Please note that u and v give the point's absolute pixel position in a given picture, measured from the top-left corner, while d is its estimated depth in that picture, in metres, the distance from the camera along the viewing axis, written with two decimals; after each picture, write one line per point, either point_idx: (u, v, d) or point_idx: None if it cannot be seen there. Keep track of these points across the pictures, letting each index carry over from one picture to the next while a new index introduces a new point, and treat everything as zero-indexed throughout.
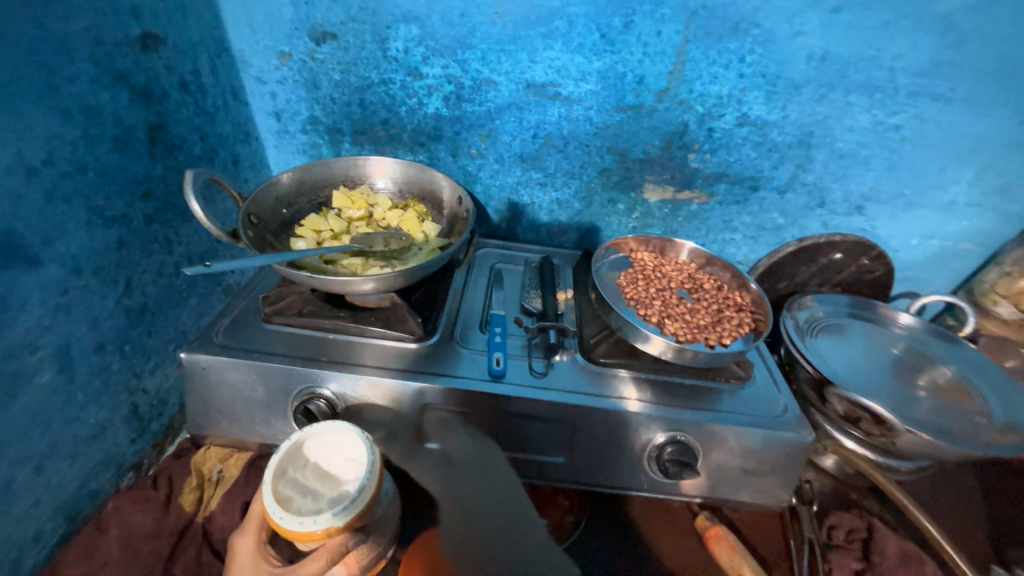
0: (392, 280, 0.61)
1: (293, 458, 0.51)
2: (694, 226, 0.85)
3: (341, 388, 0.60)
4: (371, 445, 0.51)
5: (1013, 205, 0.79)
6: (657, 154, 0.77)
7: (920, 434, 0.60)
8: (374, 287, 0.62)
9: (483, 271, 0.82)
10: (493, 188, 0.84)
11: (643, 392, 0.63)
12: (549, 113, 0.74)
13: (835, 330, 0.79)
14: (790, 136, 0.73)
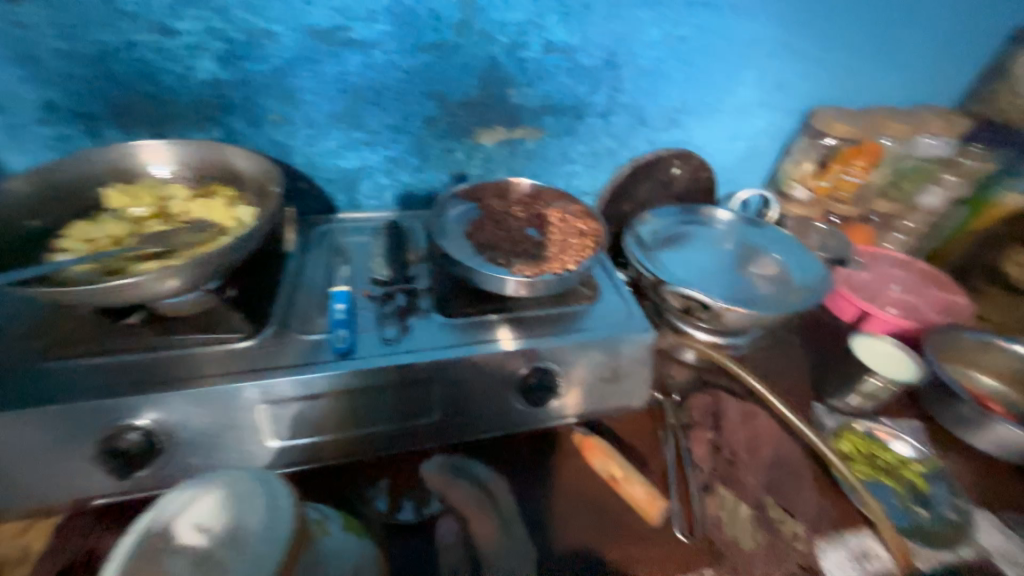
0: (193, 272, 0.52)
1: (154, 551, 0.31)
2: (536, 163, 0.86)
3: (156, 414, 0.51)
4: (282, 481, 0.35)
5: (792, 100, 0.90)
6: (478, 94, 0.75)
7: (737, 310, 0.68)
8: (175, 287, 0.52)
9: (325, 250, 0.76)
10: (315, 157, 0.76)
11: (501, 331, 0.64)
12: (349, 62, 0.67)
13: (675, 239, 0.86)
14: (597, 59, 0.75)
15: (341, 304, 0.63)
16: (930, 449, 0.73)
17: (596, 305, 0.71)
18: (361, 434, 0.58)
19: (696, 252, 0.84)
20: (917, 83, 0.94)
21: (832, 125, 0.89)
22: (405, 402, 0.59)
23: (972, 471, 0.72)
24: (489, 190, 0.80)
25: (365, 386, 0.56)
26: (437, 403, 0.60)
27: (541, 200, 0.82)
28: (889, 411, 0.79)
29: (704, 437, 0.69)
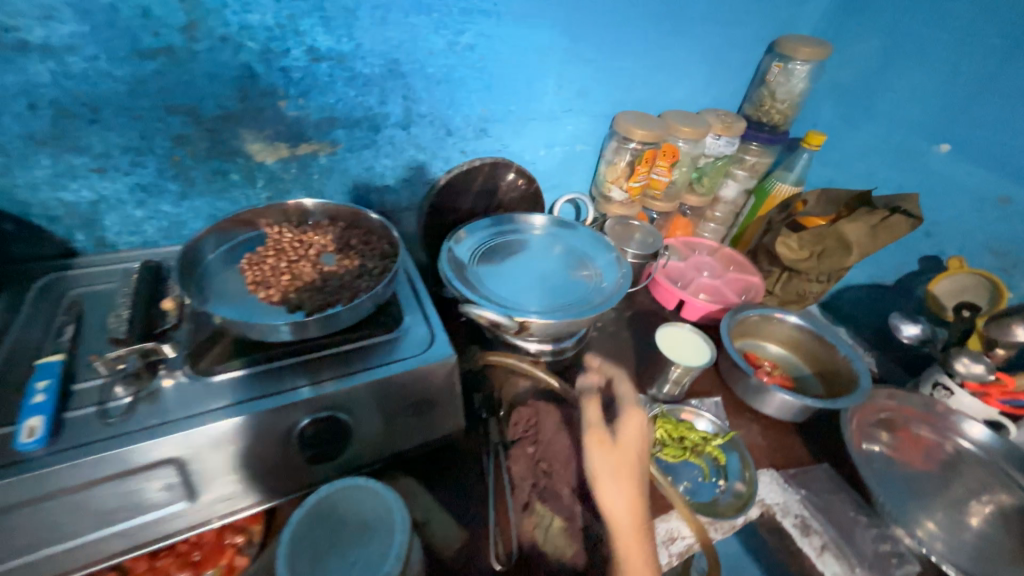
0: None
1: (319, 519, 0.44)
2: (336, 180, 0.78)
3: None
4: (362, 480, 0.46)
5: (596, 106, 0.94)
6: (240, 107, 0.65)
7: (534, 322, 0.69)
8: None
9: (50, 305, 0.60)
10: (19, 190, 0.60)
11: (269, 385, 0.55)
12: (34, 71, 0.54)
13: (495, 251, 0.85)
14: (377, 67, 0.70)
15: (43, 381, 0.49)
16: (728, 423, 0.81)
17: (396, 332, 0.65)
18: (81, 546, 0.47)
19: (516, 262, 0.84)
20: (703, 90, 1.04)
21: (630, 129, 0.92)
22: (137, 495, 0.48)
23: (761, 436, 0.80)
24: (276, 213, 0.71)
25: (66, 489, 0.45)
26: (187, 486, 0.50)
27: (341, 220, 0.74)
28: (697, 392, 0.86)
29: (522, 455, 0.66)
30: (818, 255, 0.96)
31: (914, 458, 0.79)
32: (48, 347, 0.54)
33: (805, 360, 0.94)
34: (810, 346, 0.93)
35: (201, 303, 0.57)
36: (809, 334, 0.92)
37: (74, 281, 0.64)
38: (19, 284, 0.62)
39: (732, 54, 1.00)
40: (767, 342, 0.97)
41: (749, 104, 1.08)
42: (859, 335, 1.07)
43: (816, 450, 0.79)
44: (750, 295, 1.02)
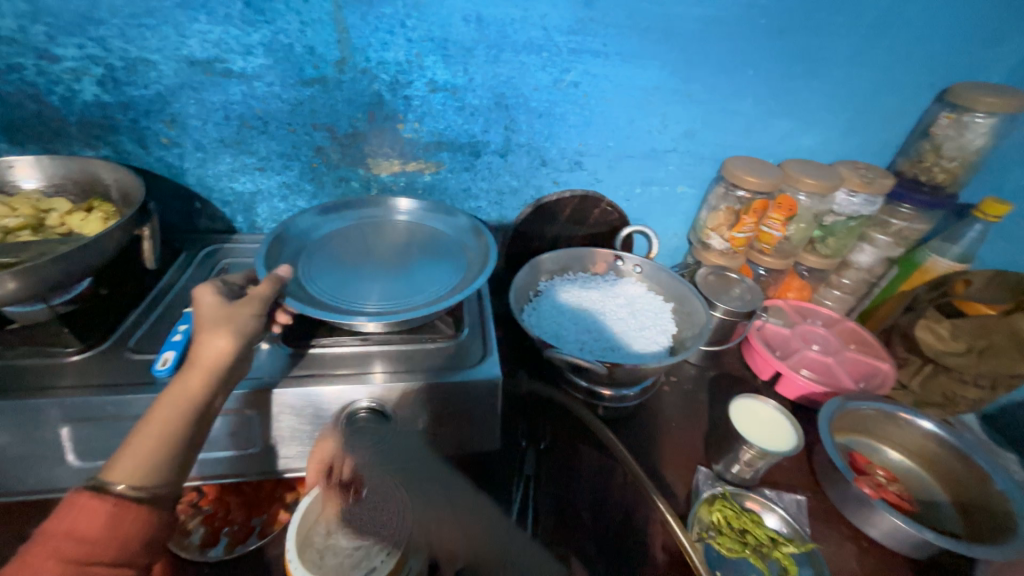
0: (42, 270, 0.53)
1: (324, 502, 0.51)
2: (435, 197, 0.86)
3: None
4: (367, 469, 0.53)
5: (703, 148, 0.89)
6: (367, 128, 0.77)
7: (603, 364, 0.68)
8: (24, 289, 0.54)
9: (207, 270, 0.77)
10: (208, 179, 0.79)
11: (333, 366, 0.62)
12: (231, 92, 0.71)
13: (326, 247, 0.72)
14: (485, 99, 0.77)
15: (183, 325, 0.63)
16: (808, 530, 0.67)
17: (451, 341, 0.67)
18: None
19: (330, 245, 0.72)
20: (842, 141, 0.91)
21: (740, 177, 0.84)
22: (218, 432, 0.58)
23: (855, 561, 0.64)
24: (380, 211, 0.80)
25: None
26: (256, 435, 0.59)
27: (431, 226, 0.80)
28: (774, 482, 0.73)
29: (551, 496, 0.66)
30: (980, 352, 0.76)
31: None
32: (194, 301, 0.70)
33: (940, 483, 0.74)
34: (949, 464, 0.73)
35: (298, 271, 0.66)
36: (949, 449, 0.73)
37: (227, 253, 0.81)
38: (194, 250, 0.81)
39: (885, 101, 0.87)
40: (886, 445, 0.78)
41: (903, 158, 0.92)
42: None
43: None
44: (874, 385, 0.83)
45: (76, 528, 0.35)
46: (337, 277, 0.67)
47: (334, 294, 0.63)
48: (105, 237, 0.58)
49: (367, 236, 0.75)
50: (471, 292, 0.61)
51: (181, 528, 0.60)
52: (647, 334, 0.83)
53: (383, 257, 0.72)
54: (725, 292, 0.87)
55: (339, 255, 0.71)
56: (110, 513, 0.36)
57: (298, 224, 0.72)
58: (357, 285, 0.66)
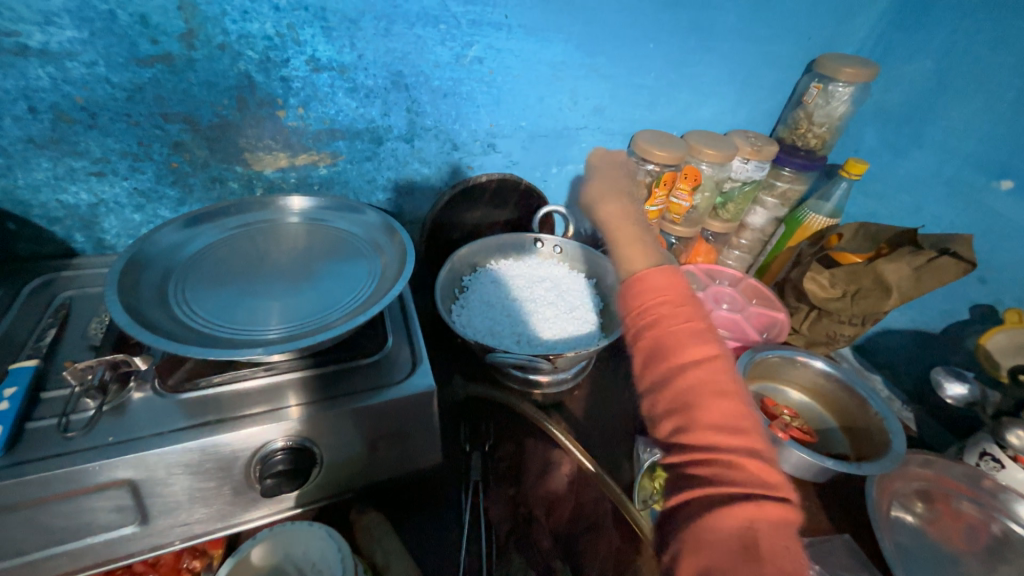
0: None
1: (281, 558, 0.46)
2: (336, 192, 0.76)
3: None
4: (337, 538, 0.46)
5: (613, 124, 0.89)
6: (238, 117, 0.65)
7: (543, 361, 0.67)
8: None
9: (38, 308, 0.61)
10: (20, 192, 0.61)
11: (233, 407, 0.52)
12: (33, 76, 0.54)
13: (202, 262, 0.60)
14: (380, 79, 0.68)
15: (10, 389, 0.49)
16: None
17: (375, 356, 0.60)
18: (30, 562, 0.46)
19: (210, 258, 0.60)
20: (733, 112, 0.97)
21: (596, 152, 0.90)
22: (87, 515, 0.46)
23: None
24: (266, 210, 0.68)
25: (10, 506, 0.43)
26: (140, 508, 0.48)
27: (326, 217, 0.70)
28: None
29: (501, 496, 0.64)
30: (852, 295, 0.86)
31: (949, 535, 0.70)
32: (22, 352, 0.54)
33: (831, 412, 0.85)
34: (837, 396, 0.84)
35: (164, 296, 0.54)
36: (837, 383, 0.83)
37: (67, 283, 0.64)
38: (15, 284, 0.62)
39: (768, 72, 0.93)
40: (790, 387, 0.88)
41: (783, 126, 1.01)
42: (897, 385, 0.96)
43: (834, 517, 0.71)
44: (774, 334, 0.93)
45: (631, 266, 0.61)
46: (224, 297, 0.56)
47: (219, 320, 0.53)
48: None
49: (257, 241, 0.64)
50: (390, 299, 0.54)
51: None
52: (579, 316, 0.83)
53: (278, 267, 0.62)
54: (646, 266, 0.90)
55: (223, 270, 0.59)
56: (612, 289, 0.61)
57: (161, 240, 0.58)
58: (253, 305, 0.56)
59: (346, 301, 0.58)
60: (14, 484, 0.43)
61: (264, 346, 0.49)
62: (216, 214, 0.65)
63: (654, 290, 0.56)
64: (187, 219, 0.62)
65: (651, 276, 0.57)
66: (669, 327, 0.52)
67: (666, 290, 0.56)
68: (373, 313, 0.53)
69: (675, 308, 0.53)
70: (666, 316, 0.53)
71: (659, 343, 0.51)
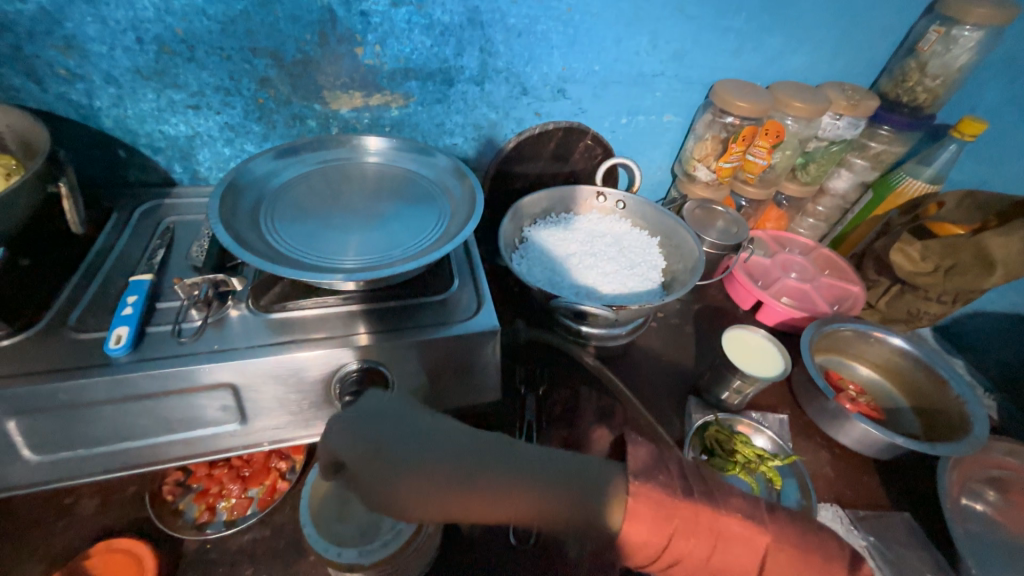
0: None
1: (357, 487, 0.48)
2: (406, 134, 0.77)
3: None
4: None
5: (693, 71, 0.83)
6: (319, 53, 0.66)
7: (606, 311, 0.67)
8: None
9: (148, 230, 0.67)
10: (129, 121, 0.66)
11: (315, 329, 0.57)
12: (140, 6, 0.57)
13: (286, 193, 0.63)
14: (455, 15, 0.67)
15: (132, 297, 0.55)
16: (789, 443, 0.72)
17: (442, 295, 0.63)
18: (152, 445, 0.52)
19: (291, 191, 0.64)
20: (831, 60, 0.87)
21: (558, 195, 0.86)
22: (198, 411, 0.53)
23: (829, 466, 0.71)
24: (339, 147, 0.70)
25: (137, 395, 0.50)
26: (240, 409, 0.54)
27: (396, 157, 0.71)
28: (759, 404, 0.77)
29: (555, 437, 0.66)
30: (946, 271, 0.79)
31: (1023, 527, 0.67)
32: (138, 267, 0.60)
33: (902, 391, 0.80)
34: (914, 375, 0.79)
35: (254, 221, 0.58)
36: (915, 361, 0.78)
37: (169, 210, 0.70)
38: (127, 207, 0.69)
39: (878, 12, 0.82)
40: (858, 363, 0.84)
41: (887, 78, 0.90)
42: (981, 371, 0.89)
43: (895, 494, 0.68)
44: (847, 307, 0.86)
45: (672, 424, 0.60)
46: (305, 229, 0.59)
47: (302, 248, 0.56)
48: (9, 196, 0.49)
49: (333, 178, 0.66)
50: (462, 239, 0.55)
51: (171, 508, 0.57)
52: (639, 273, 0.81)
53: (353, 203, 0.64)
54: (713, 227, 0.86)
55: (302, 203, 0.63)
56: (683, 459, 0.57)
57: (253, 169, 0.62)
58: (331, 238, 0.59)
59: (417, 241, 0.60)
60: (141, 375, 0.49)
61: (344, 275, 0.53)
62: (295, 149, 0.67)
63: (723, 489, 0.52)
64: (273, 151, 0.65)
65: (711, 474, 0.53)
66: (700, 557, 0.45)
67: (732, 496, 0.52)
68: (445, 253, 0.54)
69: (696, 543, 0.45)
70: (675, 543, 0.45)
71: (695, 569, 0.46)
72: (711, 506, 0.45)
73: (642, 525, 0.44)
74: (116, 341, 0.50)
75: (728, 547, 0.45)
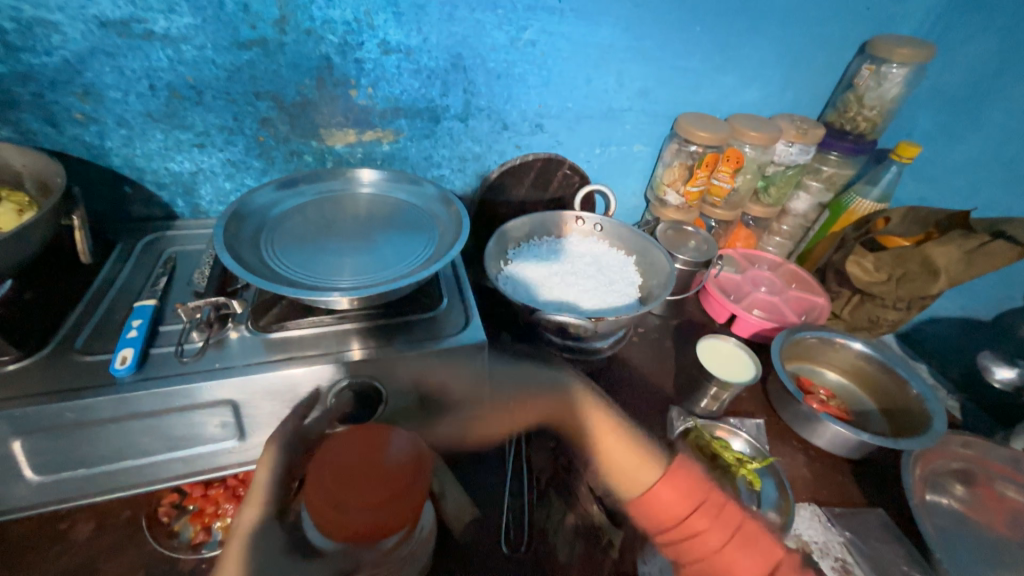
0: None
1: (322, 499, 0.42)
2: (396, 167, 0.83)
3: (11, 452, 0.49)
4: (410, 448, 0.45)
5: (657, 106, 0.92)
6: (316, 96, 0.72)
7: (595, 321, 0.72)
8: None
9: (150, 260, 0.70)
10: (137, 159, 0.71)
11: (311, 346, 0.60)
12: (155, 58, 0.63)
13: (285, 222, 0.68)
14: (441, 61, 0.74)
15: (137, 321, 0.58)
16: (767, 447, 0.76)
17: (432, 312, 0.67)
18: (152, 463, 0.54)
19: (289, 220, 0.68)
20: (779, 94, 0.97)
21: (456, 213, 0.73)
22: (198, 427, 0.55)
23: (805, 467, 0.74)
24: (333, 178, 0.75)
25: (140, 413, 0.52)
26: (239, 425, 0.56)
27: (386, 187, 0.76)
28: (738, 411, 0.81)
29: (543, 448, 0.68)
30: (898, 279, 0.86)
31: (990, 520, 0.70)
32: (142, 293, 0.64)
33: (868, 394, 0.85)
34: (877, 379, 0.84)
35: (255, 247, 0.62)
36: (877, 365, 0.84)
37: (171, 241, 0.74)
38: (130, 240, 0.73)
39: (817, 54, 0.93)
40: (828, 369, 0.89)
41: (831, 110, 1.00)
42: (943, 374, 0.95)
43: (868, 492, 0.72)
44: (813, 317, 0.92)
45: (662, 495, 0.45)
46: (302, 254, 0.63)
47: (300, 270, 0.60)
48: (25, 227, 0.52)
49: (327, 208, 0.71)
50: (451, 257, 0.60)
51: (167, 529, 0.57)
52: (617, 289, 0.86)
53: (346, 230, 0.69)
54: (684, 246, 0.92)
55: (299, 230, 0.67)
56: (665, 484, 0.45)
57: (256, 200, 0.67)
58: (327, 262, 0.63)
59: (408, 262, 0.64)
60: (145, 392, 0.52)
61: (341, 293, 0.57)
62: (292, 181, 0.72)
63: (665, 501, 0.45)
64: (275, 184, 0.70)
65: (658, 488, 0.45)
66: (712, 546, 0.44)
67: (685, 501, 0.45)
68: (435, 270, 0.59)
69: (704, 519, 0.44)
70: (693, 519, 0.45)
71: (704, 559, 0.45)
72: (716, 499, 0.45)
73: (675, 491, 0.45)
74: (122, 361, 0.53)
75: (746, 545, 0.45)
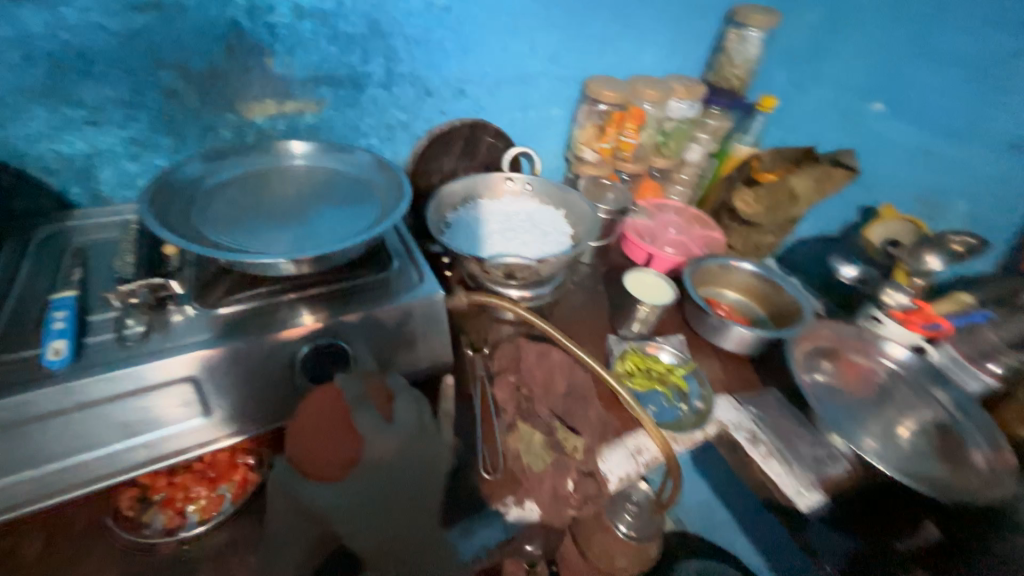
0: None
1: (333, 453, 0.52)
2: (323, 138, 0.82)
3: None
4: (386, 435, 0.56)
5: (567, 70, 1.00)
6: (227, 64, 0.69)
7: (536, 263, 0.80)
8: None
9: (53, 254, 0.64)
10: (15, 142, 0.63)
11: (267, 318, 0.60)
12: (29, 22, 0.57)
13: (216, 200, 0.65)
14: (359, 26, 0.75)
15: (60, 312, 0.54)
16: (689, 355, 0.90)
17: (384, 274, 0.69)
18: (108, 455, 0.51)
19: (220, 198, 0.66)
20: (668, 56, 1.10)
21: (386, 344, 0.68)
22: (158, 410, 0.53)
23: (717, 367, 0.90)
24: (258, 153, 0.73)
25: (90, 401, 0.50)
26: (203, 402, 0.55)
27: (317, 158, 0.75)
28: (663, 332, 0.95)
29: (506, 383, 0.74)
30: (771, 208, 1.04)
31: (850, 382, 0.91)
32: (57, 287, 0.58)
33: (760, 304, 1.04)
34: (764, 291, 1.02)
35: (187, 226, 0.59)
36: (764, 280, 1.02)
37: (75, 232, 0.67)
38: (21, 235, 0.65)
39: (694, 20, 1.07)
40: (727, 290, 1.06)
41: (710, 70, 1.16)
42: (810, 283, 1.18)
43: (765, 377, 0.89)
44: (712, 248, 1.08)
45: None
46: (242, 231, 0.62)
47: (243, 245, 0.59)
48: None
49: (258, 184, 0.70)
50: (399, 217, 0.63)
51: (135, 522, 0.54)
52: (551, 240, 0.94)
53: (284, 204, 0.68)
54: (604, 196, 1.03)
55: (232, 208, 0.65)
56: None
57: (181, 176, 0.64)
58: (269, 235, 0.62)
59: (354, 228, 0.66)
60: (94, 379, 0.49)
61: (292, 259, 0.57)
62: (215, 157, 0.69)
63: None
64: (198, 160, 0.67)
65: None
66: None
67: None
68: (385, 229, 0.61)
69: None
70: None
71: None
72: None
73: None
74: (56, 352, 0.50)
75: None
